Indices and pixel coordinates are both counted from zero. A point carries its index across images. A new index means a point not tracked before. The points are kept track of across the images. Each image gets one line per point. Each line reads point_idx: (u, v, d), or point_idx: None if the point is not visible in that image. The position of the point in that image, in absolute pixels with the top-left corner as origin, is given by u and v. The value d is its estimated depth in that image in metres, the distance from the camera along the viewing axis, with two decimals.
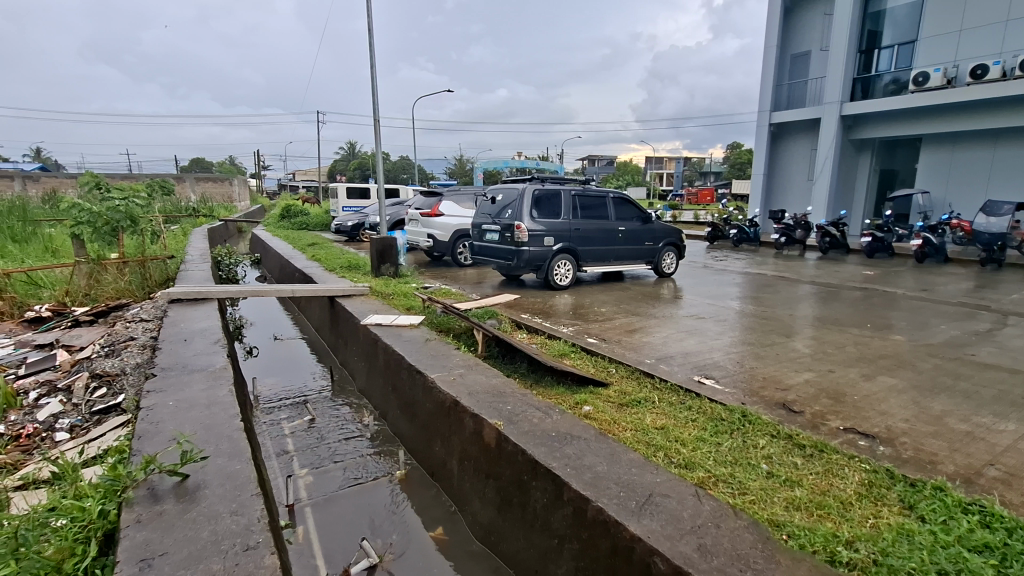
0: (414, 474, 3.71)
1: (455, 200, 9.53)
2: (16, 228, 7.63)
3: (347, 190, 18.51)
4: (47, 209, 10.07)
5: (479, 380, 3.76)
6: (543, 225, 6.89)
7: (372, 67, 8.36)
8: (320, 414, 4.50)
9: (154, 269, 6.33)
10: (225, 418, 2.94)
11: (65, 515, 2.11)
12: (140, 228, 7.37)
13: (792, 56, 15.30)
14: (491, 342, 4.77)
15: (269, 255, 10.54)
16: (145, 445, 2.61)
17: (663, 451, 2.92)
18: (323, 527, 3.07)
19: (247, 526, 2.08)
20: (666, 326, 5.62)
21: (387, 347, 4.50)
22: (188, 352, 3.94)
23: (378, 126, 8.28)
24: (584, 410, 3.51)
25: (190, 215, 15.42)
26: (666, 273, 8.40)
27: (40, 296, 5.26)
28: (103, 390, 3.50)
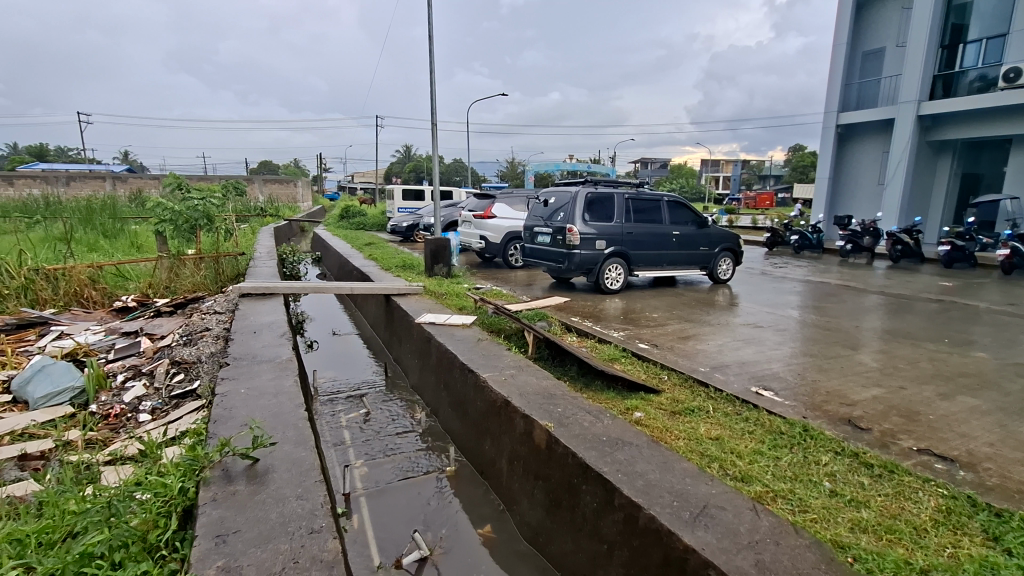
0: (463, 471, 3.77)
1: (508, 202, 9.61)
2: (108, 225, 8.29)
3: (402, 192, 18.96)
4: (134, 207, 10.91)
5: (530, 381, 3.78)
6: (595, 228, 6.83)
7: (432, 72, 8.54)
8: (374, 408, 4.65)
9: (227, 265, 6.81)
10: (292, 407, 3.09)
11: (150, 490, 2.28)
12: (214, 226, 7.89)
13: (863, 54, 14.46)
14: (541, 345, 4.79)
15: (329, 253, 10.98)
16: (220, 428, 2.79)
17: (718, 462, 2.84)
18: (377, 517, 3.17)
19: (310, 510, 2.18)
20: (721, 334, 5.45)
21: (439, 346, 4.60)
22: (256, 344, 4.17)
23: (435, 129, 8.47)
24: (634, 416, 3.46)
25: (258, 214, 16.31)
26: (721, 279, 8.15)
27: (128, 288, 5.72)
28: (181, 376, 3.76)
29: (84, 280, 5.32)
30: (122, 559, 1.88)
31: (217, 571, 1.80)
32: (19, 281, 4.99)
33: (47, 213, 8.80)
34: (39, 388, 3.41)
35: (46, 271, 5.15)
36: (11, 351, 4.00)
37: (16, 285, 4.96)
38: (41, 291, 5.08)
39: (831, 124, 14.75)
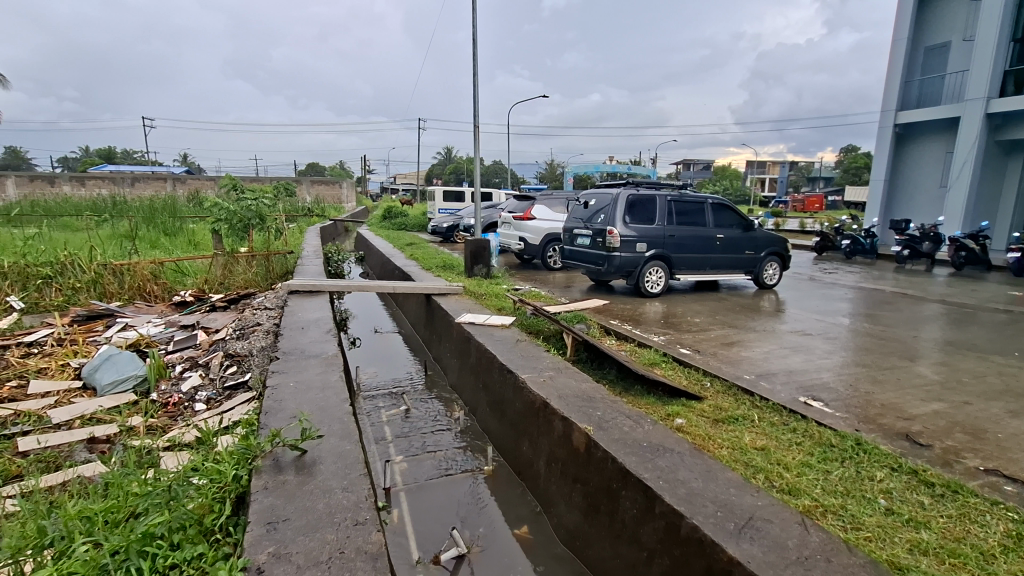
0: (500, 471, 3.79)
1: (548, 203, 9.60)
2: (168, 224, 8.76)
3: (442, 193, 19.18)
4: (192, 207, 11.49)
5: (569, 384, 3.75)
6: (636, 230, 6.73)
7: (475, 75, 8.60)
8: (414, 405, 4.72)
9: (277, 263, 7.10)
10: (337, 401, 3.18)
11: (206, 476, 2.39)
12: (265, 225, 8.21)
13: (926, 49, 13.70)
14: (580, 347, 4.76)
15: (371, 253, 11.26)
16: (270, 420, 2.90)
17: (763, 473, 2.74)
18: (416, 512, 3.22)
19: (355, 502, 2.24)
20: (767, 341, 5.26)
21: (479, 345, 4.63)
22: (304, 340, 4.31)
23: (477, 131, 8.53)
24: (675, 422, 3.38)
25: (306, 214, 16.85)
26: (767, 284, 7.88)
27: (186, 283, 6.03)
28: (234, 368, 3.93)
29: (147, 275, 5.64)
30: (180, 541, 1.99)
31: (268, 557, 1.87)
32: (89, 275, 5.33)
33: (115, 212, 9.38)
34: (106, 376, 3.64)
35: (113, 266, 5.49)
36: (82, 341, 4.29)
37: (88, 279, 5.31)
38: (108, 285, 5.41)
39: (889, 124, 14.05)
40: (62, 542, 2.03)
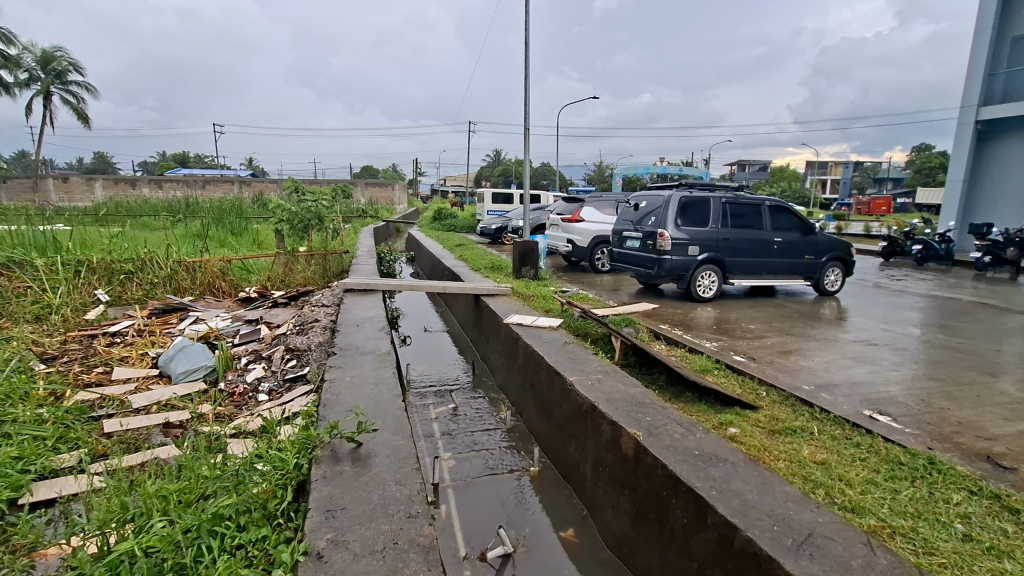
0: (546, 473, 3.78)
1: (597, 206, 9.51)
2: (236, 224, 9.29)
3: (492, 195, 19.35)
4: (256, 209, 12.13)
5: (617, 388, 3.70)
6: (688, 233, 6.56)
7: (527, 77, 8.62)
8: (462, 404, 4.80)
9: (333, 262, 7.43)
10: (391, 397, 3.28)
11: (270, 463, 2.53)
12: (324, 226, 8.56)
13: (1013, 39, 12.65)
14: (629, 351, 4.70)
15: (422, 253, 11.53)
16: (328, 412, 3.02)
17: (824, 488, 2.61)
18: (463, 509, 3.27)
19: (408, 495, 2.30)
20: (829, 350, 5.01)
21: (527, 346, 4.65)
22: (359, 337, 4.47)
23: (528, 133, 8.56)
24: (728, 431, 3.27)
25: (360, 216, 17.42)
26: (828, 291, 7.50)
27: (251, 280, 6.38)
28: (294, 361, 4.12)
29: (216, 272, 6.01)
30: (246, 523, 2.13)
31: (327, 543, 1.96)
32: (166, 271, 5.73)
33: (188, 213, 10.03)
34: (180, 365, 3.90)
35: (187, 263, 5.88)
36: (159, 332, 4.61)
37: (164, 274, 5.71)
38: (182, 281, 5.80)
39: (969, 121, 13.07)
40: (142, 518, 2.20)
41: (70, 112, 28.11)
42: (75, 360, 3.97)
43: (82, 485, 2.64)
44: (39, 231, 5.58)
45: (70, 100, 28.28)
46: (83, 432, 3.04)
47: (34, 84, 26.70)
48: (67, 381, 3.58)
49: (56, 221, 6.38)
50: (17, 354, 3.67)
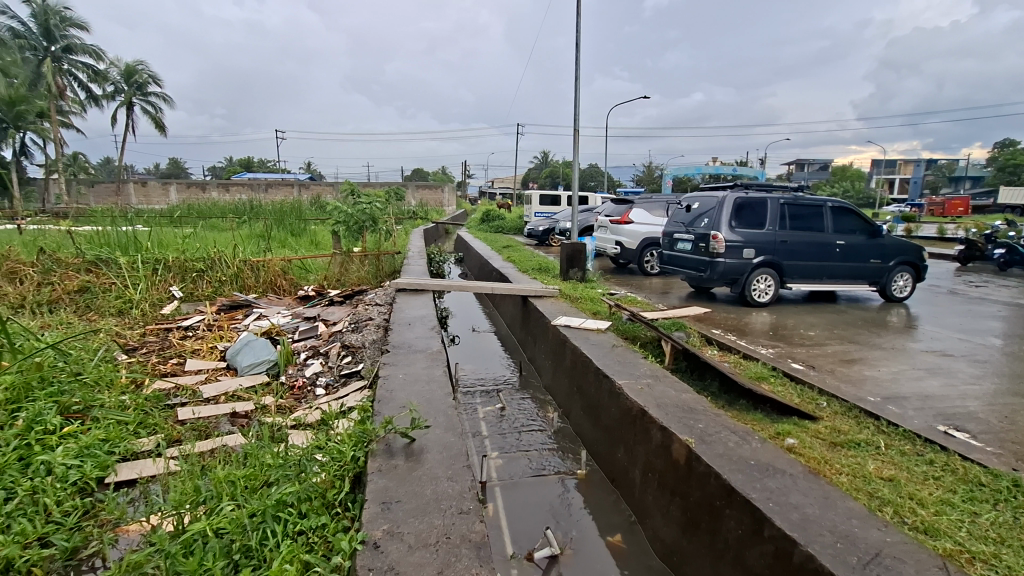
0: (594, 476, 3.75)
1: (646, 207, 9.34)
2: (295, 226, 9.74)
3: (539, 196, 19.36)
4: (314, 211, 12.68)
5: (668, 393, 3.62)
6: (743, 235, 6.34)
7: (577, 78, 8.60)
8: (509, 404, 4.83)
9: (386, 262, 7.68)
10: (442, 395, 3.35)
11: (329, 455, 2.64)
12: (377, 227, 8.84)
13: None
14: (679, 356, 4.59)
15: (470, 255, 11.68)
16: (383, 407, 3.12)
17: (892, 506, 2.46)
18: (511, 509, 3.29)
19: (459, 491, 2.34)
20: (897, 360, 4.71)
21: (575, 348, 4.63)
22: (411, 335, 4.58)
23: (578, 134, 8.51)
24: (786, 441, 3.13)
25: (411, 218, 17.84)
26: (896, 297, 7.06)
27: (309, 279, 6.67)
28: (349, 358, 4.27)
29: (278, 271, 6.33)
30: (307, 510, 2.24)
31: (383, 534, 2.03)
32: (233, 270, 6.08)
33: (253, 215, 10.61)
34: (245, 359, 4.12)
35: (252, 262, 6.22)
36: (226, 327, 4.90)
37: (231, 272, 6.07)
38: (247, 279, 6.14)
39: None
40: (213, 501, 2.36)
41: (149, 121, 30.35)
42: (153, 351, 4.28)
43: (159, 467, 2.85)
44: (123, 231, 6.06)
45: (149, 110, 30.51)
46: (160, 418, 3.28)
47: (118, 96, 29.01)
48: (146, 371, 3.87)
49: (137, 222, 6.90)
50: (104, 344, 3.99)
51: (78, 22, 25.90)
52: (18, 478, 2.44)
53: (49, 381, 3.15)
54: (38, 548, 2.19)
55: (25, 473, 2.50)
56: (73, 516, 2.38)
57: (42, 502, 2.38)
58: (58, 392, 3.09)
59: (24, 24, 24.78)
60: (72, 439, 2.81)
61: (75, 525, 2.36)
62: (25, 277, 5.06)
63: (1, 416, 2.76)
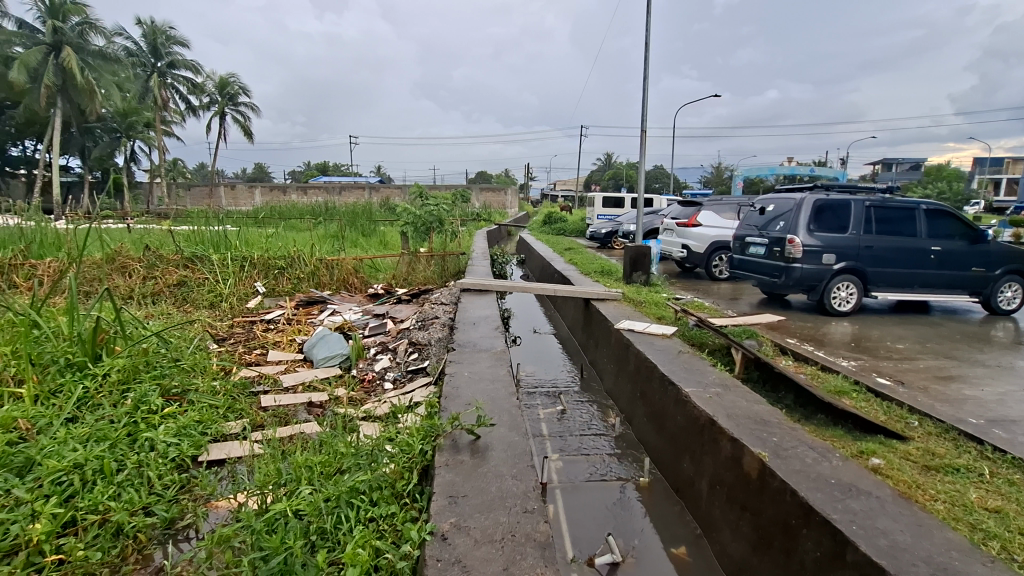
0: (657, 485, 3.65)
1: (716, 209, 8.99)
2: (366, 227, 10.18)
3: (603, 199, 19.07)
4: (385, 212, 13.18)
5: (739, 403, 3.47)
6: (822, 240, 5.96)
7: (646, 78, 8.43)
8: (570, 407, 4.81)
9: (450, 262, 7.87)
10: (506, 394, 3.39)
11: (398, 447, 2.73)
12: (443, 228, 9.06)
13: None
14: (751, 365, 4.38)
15: (532, 256, 11.73)
16: (450, 404, 3.20)
17: (998, 540, 2.22)
18: (571, 512, 3.27)
19: (524, 491, 2.36)
20: (1003, 379, 4.25)
21: (639, 354, 4.52)
22: (475, 335, 4.66)
23: (645, 135, 8.34)
24: (872, 461, 2.90)
25: (474, 220, 18.12)
26: (1001, 310, 6.37)
27: (379, 279, 6.96)
28: (415, 354, 4.41)
29: (350, 270, 6.64)
30: (378, 499, 2.34)
31: (450, 527, 2.08)
32: (310, 268, 6.45)
33: (329, 216, 11.19)
34: (321, 352, 4.35)
35: (328, 261, 6.57)
36: (304, 321, 5.21)
37: (308, 270, 6.43)
38: (323, 277, 6.49)
39: None
40: (293, 483, 2.52)
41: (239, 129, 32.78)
42: (239, 342, 4.62)
43: (245, 450, 3.07)
44: (215, 230, 6.57)
45: (238, 118, 32.87)
46: (246, 404, 3.53)
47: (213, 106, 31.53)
48: (234, 359, 4.18)
49: (228, 222, 7.46)
50: (198, 334, 4.35)
51: (180, 40, 28.43)
52: (127, 451, 2.70)
53: (153, 365, 3.46)
54: (143, 516, 2.43)
55: (133, 448, 2.76)
56: (171, 490, 2.62)
57: (147, 475, 2.62)
58: (160, 375, 3.40)
59: (136, 43, 27.50)
60: (172, 419, 3.08)
61: (173, 498, 2.59)
62: (133, 271, 5.61)
63: (114, 395, 3.06)
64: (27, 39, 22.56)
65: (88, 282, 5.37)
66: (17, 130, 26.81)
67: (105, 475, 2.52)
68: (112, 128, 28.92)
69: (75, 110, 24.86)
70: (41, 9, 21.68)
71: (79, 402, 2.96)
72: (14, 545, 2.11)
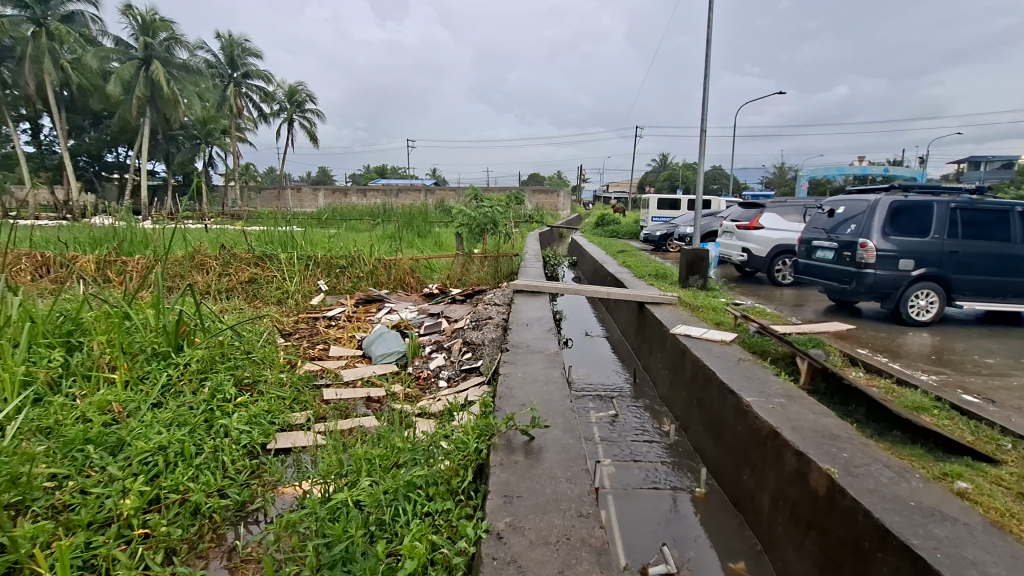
0: (714, 497, 3.52)
1: (779, 212, 8.59)
2: (422, 228, 10.43)
3: (658, 201, 18.62)
4: (439, 214, 13.45)
5: (805, 415, 3.30)
6: (898, 244, 5.56)
7: (707, 77, 8.19)
8: (623, 412, 4.73)
9: (503, 264, 7.95)
10: (560, 396, 3.37)
11: (454, 444, 2.78)
12: (496, 230, 9.15)
13: None
14: (818, 376, 4.16)
15: (584, 258, 11.63)
16: (505, 404, 3.22)
17: None
18: (624, 519, 3.22)
19: (579, 494, 2.34)
20: None
21: (696, 360, 4.39)
22: (529, 336, 4.68)
23: (705, 135, 8.10)
24: (957, 484, 2.67)
25: (527, 222, 18.16)
26: None
27: (434, 279, 7.11)
28: (469, 354, 4.47)
29: (407, 270, 6.82)
30: (434, 494, 2.38)
31: (505, 526, 2.09)
32: (369, 267, 6.67)
33: (387, 217, 11.55)
34: (379, 349, 4.50)
35: (386, 261, 6.79)
36: (363, 319, 5.40)
37: (368, 270, 6.66)
38: (381, 276, 6.70)
39: None
40: (353, 474, 2.61)
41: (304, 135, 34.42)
42: (304, 337, 4.85)
43: (309, 440, 3.21)
44: (283, 231, 6.93)
45: (304, 124, 34.53)
46: (311, 397, 3.70)
47: (281, 113, 33.27)
48: (299, 353, 4.40)
49: (295, 223, 7.85)
50: (268, 328, 4.60)
51: (254, 51, 30.22)
52: (205, 437, 2.89)
53: (228, 357, 3.69)
54: (218, 497, 2.59)
55: (210, 433, 2.95)
56: (243, 474, 2.78)
57: (222, 460, 2.80)
58: (233, 366, 3.62)
59: (215, 56, 29.46)
60: (245, 408, 3.27)
61: (244, 482, 2.75)
62: (210, 268, 6.00)
63: (194, 383, 3.29)
64: (122, 54, 24.63)
65: (172, 278, 5.80)
66: (110, 138, 29.31)
67: (185, 458, 2.71)
68: (192, 135, 31.12)
69: (161, 119, 26.91)
70: (135, 27, 23.64)
71: (163, 389, 3.20)
72: (108, 517, 2.31)
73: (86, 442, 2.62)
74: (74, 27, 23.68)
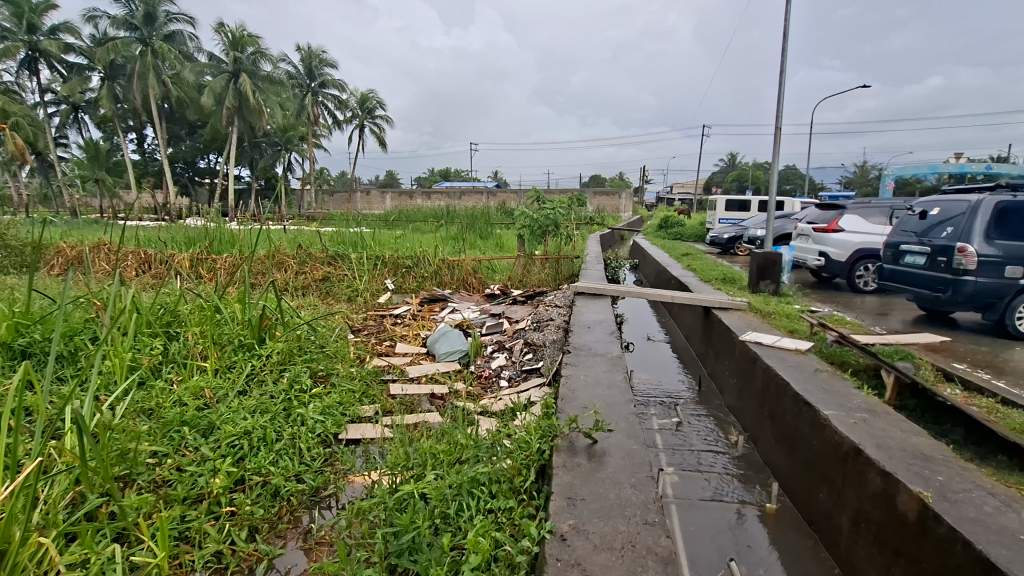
0: (786, 514, 3.34)
1: (862, 214, 8.02)
2: (484, 229, 10.59)
3: (726, 202, 17.85)
4: (501, 215, 13.59)
5: (892, 432, 3.06)
6: (1004, 248, 5.04)
7: (782, 73, 7.80)
8: (687, 420, 4.59)
9: (564, 266, 7.91)
10: (623, 401, 3.32)
11: (516, 443, 2.80)
12: (557, 232, 9.13)
13: None
14: (906, 392, 3.84)
15: (646, 261, 11.41)
16: (567, 406, 3.21)
17: None
18: (688, 530, 3.12)
19: (644, 502, 2.29)
20: None
21: (768, 369, 4.18)
22: (590, 338, 4.64)
23: (779, 133, 7.71)
24: None
25: (588, 223, 17.98)
26: None
27: (495, 279, 7.20)
28: (530, 355, 4.49)
29: (469, 271, 6.95)
30: (497, 491, 2.41)
31: (569, 528, 2.09)
32: (434, 268, 6.85)
33: (450, 219, 11.81)
34: (442, 347, 4.62)
35: (449, 262, 6.94)
36: (428, 318, 5.56)
37: (432, 270, 6.84)
38: (445, 276, 6.87)
39: None
40: (419, 468, 2.69)
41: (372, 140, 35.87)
42: (372, 333, 5.06)
43: (377, 432, 3.34)
44: (355, 231, 7.26)
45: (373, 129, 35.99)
46: (378, 391, 3.85)
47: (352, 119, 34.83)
48: (368, 349, 4.60)
49: (365, 225, 8.20)
50: (340, 324, 4.83)
51: (329, 62, 31.85)
52: (284, 424, 3.08)
53: (304, 350, 3.91)
54: (295, 481, 2.76)
55: (288, 421, 3.15)
56: (317, 461, 2.93)
57: (299, 446, 2.97)
58: (310, 358, 3.83)
59: (294, 67, 31.32)
60: (319, 398, 3.46)
61: (318, 469, 2.90)
62: (289, 266, 6.39)
63: (274, 373, 3.52)
64: (214, 69, 26.66)
65: (255, 275, 6.23)
66: (202, 146, 31.86)
67: (266, 443, 2.91)
68: (272, 142, 33.24)
69: (246, 128, 28.92)
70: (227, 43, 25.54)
71: (248, 377, 3.44)
72: (200, 494, 2.51)
73: (182, 424, 2.87)
74: (174, 45, 25.78)
